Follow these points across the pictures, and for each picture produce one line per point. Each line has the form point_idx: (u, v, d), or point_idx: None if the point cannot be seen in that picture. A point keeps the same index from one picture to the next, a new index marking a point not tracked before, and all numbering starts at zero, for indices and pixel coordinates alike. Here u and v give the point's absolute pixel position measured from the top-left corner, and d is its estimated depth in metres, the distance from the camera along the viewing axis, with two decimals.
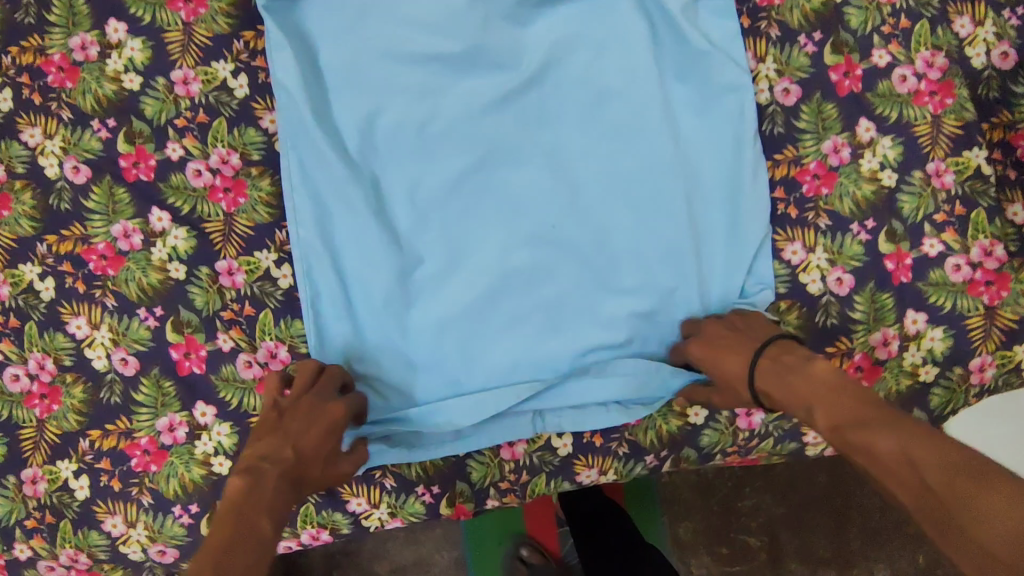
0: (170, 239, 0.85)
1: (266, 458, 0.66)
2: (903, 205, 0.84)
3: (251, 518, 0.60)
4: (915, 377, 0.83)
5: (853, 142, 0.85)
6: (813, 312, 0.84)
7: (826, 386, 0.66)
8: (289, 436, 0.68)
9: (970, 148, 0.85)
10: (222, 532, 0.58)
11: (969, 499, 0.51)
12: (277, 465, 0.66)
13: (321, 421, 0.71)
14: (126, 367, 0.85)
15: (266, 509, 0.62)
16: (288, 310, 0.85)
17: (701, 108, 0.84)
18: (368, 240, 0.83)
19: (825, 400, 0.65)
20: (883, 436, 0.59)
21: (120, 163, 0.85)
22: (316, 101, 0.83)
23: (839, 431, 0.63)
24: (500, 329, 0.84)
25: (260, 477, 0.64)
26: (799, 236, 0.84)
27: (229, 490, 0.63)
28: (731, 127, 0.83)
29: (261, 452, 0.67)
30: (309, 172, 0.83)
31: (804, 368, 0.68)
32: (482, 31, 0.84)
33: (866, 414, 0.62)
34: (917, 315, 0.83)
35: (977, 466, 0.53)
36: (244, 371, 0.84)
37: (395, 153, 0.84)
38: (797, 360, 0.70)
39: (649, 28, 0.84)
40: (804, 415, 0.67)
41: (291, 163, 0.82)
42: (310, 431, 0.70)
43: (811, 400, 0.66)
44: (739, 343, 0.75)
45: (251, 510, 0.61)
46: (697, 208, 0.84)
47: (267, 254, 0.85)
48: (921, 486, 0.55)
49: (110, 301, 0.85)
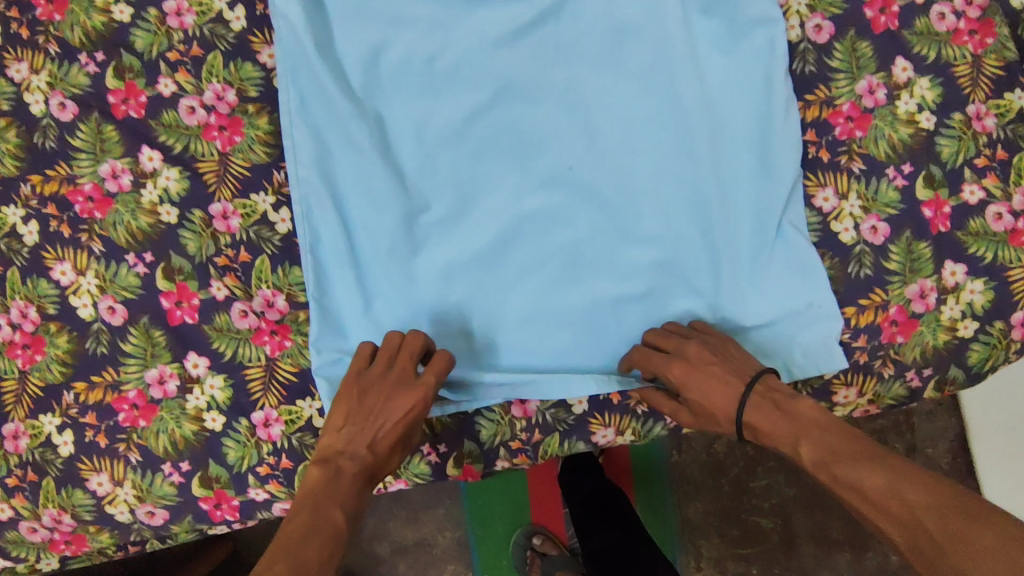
0: (161, 180, 0.80)
1: (342, 452, 0.67)
2: (942, 149, 0.79)
3: (319, 514, 0.61)
4: (953, 332, 0.78)
5: (889, 83, 0.80)
6: (846, 262, 0.79)
7: (807, 423, 0.64)
8: (365, 431, 0.67)
9: (1012, 90, 0.80)
10: (298, 529, 0.59)
11: (962, 545, 0.50)
12: (354, 461, 0.66)
13: (398, 408, 0.68)
14: (114, 316, 0.80)
15: (337, 505, 0.62)
16: (287, 256, 0.80)
17: (728, 43, 0.79)
18: (372, 182, 0.78)
19: (810, 434, 0.63)
20: (873, 475, 0.57)
21: (109, 99, 0.80)
22: (317, 32, 0.78)
23: (824, 467, 0.61)
24: (512, 278, 0.79)
25: (335, 474, 0.65)
26: (831, 182, 0.79)
27: (307, 483, 0.64)
28: (760, 64, 0.78)
29: (339, 444, 0.67)
30: (310, 108, 0.78)
31: (789, 403, 0.65)
32: None
33: (856, 450, 0.60)
34: (956, 267, 0.78)
35: (968, 505, 0.53)
36: (240, 321, 0.79)
37: (402, 88, 0.79)
38: (782, 396, 0.67)
39: None
40: (788, 447, 0.64)
41: (290, 98, 0.77)
42: (385, 425, 0.68)
43: (798, 434, 0.64)
44: (723, 361, 0.71)
45: (322, 505, 0.62)
46: (722, 152, 0.79)
47: (264, 196, 0.80)
48: (915, 527, 0.54)
49: (97, 246, 0.80)
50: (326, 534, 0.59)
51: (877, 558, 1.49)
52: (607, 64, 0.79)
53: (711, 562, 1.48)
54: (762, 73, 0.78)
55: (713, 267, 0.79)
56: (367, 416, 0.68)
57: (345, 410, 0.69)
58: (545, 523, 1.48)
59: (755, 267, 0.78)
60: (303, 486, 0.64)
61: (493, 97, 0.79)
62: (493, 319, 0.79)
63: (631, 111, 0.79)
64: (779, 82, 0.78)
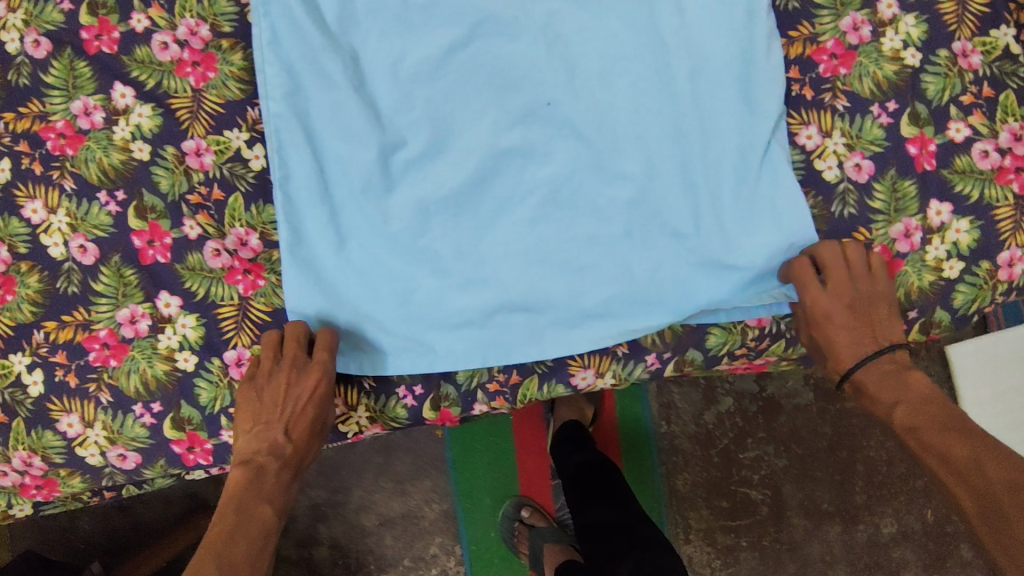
0: (133, 117, 0.79)
1: (261, 449, 0.71)
2: (927, 87, 0.78)
3: (245, 514, 0.67)
4: (939, 273, 0.77)
5: (874, 20, 0.78)
6: (829, 202, 0.78)
7: (902, 390, 0.69)
8: (276, 424, 0.71)
9: (997, 27, 0.79)
10: (224, 524, 0.66)
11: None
12: (272, 455, 0.71)
13: (301, 398, 0.71)
14: (85, 255, 0.78)
15: (260, 503, 0.69)
16: (260, 194, 0.79)
17: None
18: (346, 115, 0.77)
19: (907, 399, 0.69)
20: (960, 446, 0.63)
21: (82, 36, 0.79)
22: None
23: (910, 429, 0.67)
24: (488, 214, 0.78)
25: (256, 472, 0.70)
26: (815, 119, 0.78)
27: (229, 481, 0.70)
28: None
29: (257, 443, 0.71)
30: (281, 41, 0.76)
31: (904, 375, 0.70)
32: None
33: (946, 420, 0.66)
34: (942, 205, 0.77)
35: None
36: (212, 260, 0.78)
37: (378, 18, 0.77)
38: (898, 365, 0.71)
39: None
40: (882, 407, 0.70)
41: (262, 30, 0.76)
42: (296, 414, 0.71)
43: (896, 397, 0.69)
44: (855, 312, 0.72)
45: (247, 504, 0.68)
46: (704, 86, 0.78)
47: (238, 133, 0.79)
48: (985, 491, 0.60)
49: (68, 183, 0.79)
50: (256, 529, 0.67)
51: (868, 531, 1.47)
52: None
53: (700, 534, 1.46)
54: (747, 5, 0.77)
55: (692, 201, 0.77)
56: (272, 412, 0.71)
57: (251, 408, 0.72)
58: (533, 494, 1.47)
59: (736, 205, 0.77)
60: (229, 488, 0.69)
61: (471, 26, 0.78)
62: (471, 256, 0.77)
63: (611, 41, 0.78)
64: (764, 12, 0.76)
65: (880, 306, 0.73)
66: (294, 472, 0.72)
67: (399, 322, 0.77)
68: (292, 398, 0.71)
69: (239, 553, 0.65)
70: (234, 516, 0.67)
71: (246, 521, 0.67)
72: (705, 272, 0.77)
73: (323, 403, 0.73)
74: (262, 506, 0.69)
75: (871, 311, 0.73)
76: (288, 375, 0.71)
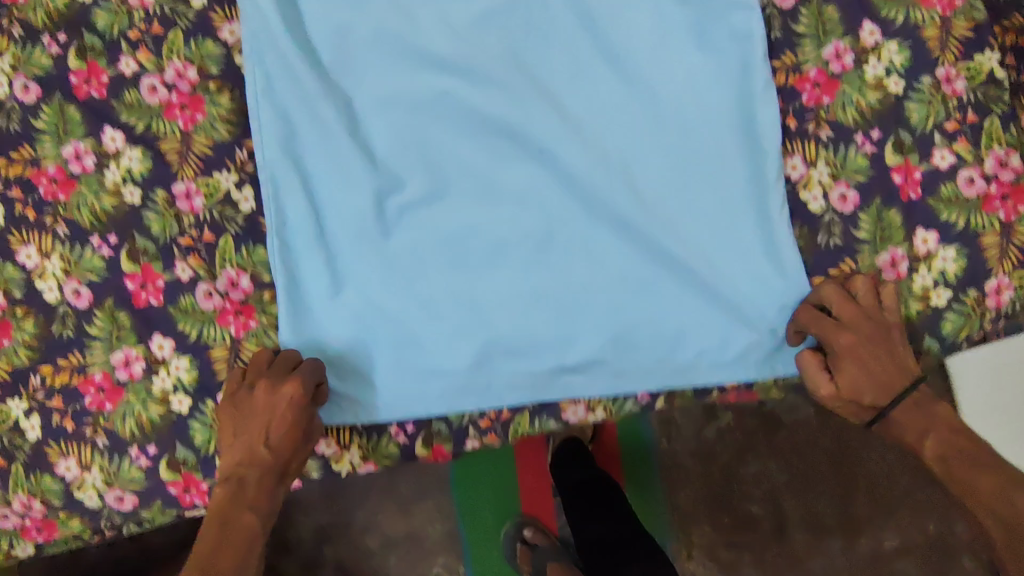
0: (124, 161, 0.80)
1: (242, 460, 0.71)
2: (911, 114, 0.79)
3: (228, 525, 0.68)
4: (926, 301, 0.78)
5: (856, 47, 0.80)
6: (815, 232, 0.79)
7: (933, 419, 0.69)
8: (255, 438, 0.71)
9: (981, 52, 0.79)
10: (210, 536, 0.67)
11: None
12: (253, 467, 0.70)
13: (278, 404, 0.71)
14: (79, 299, 0.79)
15: (242, 512, 0.69)
16: (250, 235, 0.80)
17: (704, 21, 0.78)
18: (342, 156, 0.78)
19: (938, 429, 0.69)
20: (994, 485, 0.65)
21: (71, 80, 0.81)
22: (288, 13, 0.79)
23: (941, 461, 0.68)
24: (481, 250, 0.78)
25: (240, 483, 0.70)
26: (799, 150, 0.79)
27: (213, 497, 0.70)
28: (736, 44, 0.78)
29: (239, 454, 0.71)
30: (276, 89, 0.78)
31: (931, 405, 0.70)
32: None
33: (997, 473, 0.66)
34: (928, 233, 0.78)
35: None
36: (205, 301, 0.79)
37: (368, 61, 0.79)
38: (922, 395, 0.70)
39: None
40: (913, 439, 0.70)
41: (258, 79, 0.78)
42: (275, 428, 0.71)
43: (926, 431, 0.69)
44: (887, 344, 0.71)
45: (230, 514, 0.69)
46: (696, 120, 0.78)
47: (227, 175, 0.80)
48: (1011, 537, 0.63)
49: (62, 229, 0.80)
50: (238, 540, 0.67)
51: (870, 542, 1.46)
52: (574, 27, 0.79)
53: (702, 549, 1.46)
54: (737, 43, 0.78)
55: (682, 234, 0.78)
56: (251, 428, 0.71)
57: (232, 420, 0.72)
58: (536, 514, 1.47)
59: (727, 242, 0.78)
60: (215, 498, 0.70)
61: (459, 62, 0.79)
62: (464, 293, 0.78)
63: (598, 77, 0.79)
64: (753, 52, 0.78)
65: (892, 336, 0.72)
66: (279, 480, 0.72)
67: (396, 360, 0.78)
68: (271, 412, 0.71)
69: (223, 565, 0.66)
70: (219, 529, 0.68)
71: (230, 534, 0.68)
72: (695, 312, 0.78)
73: (303, 408, 0.72)
74: (244, 516, 0.69)
75: (897, 343, 0.72)
76: (266, 388, 0.71)
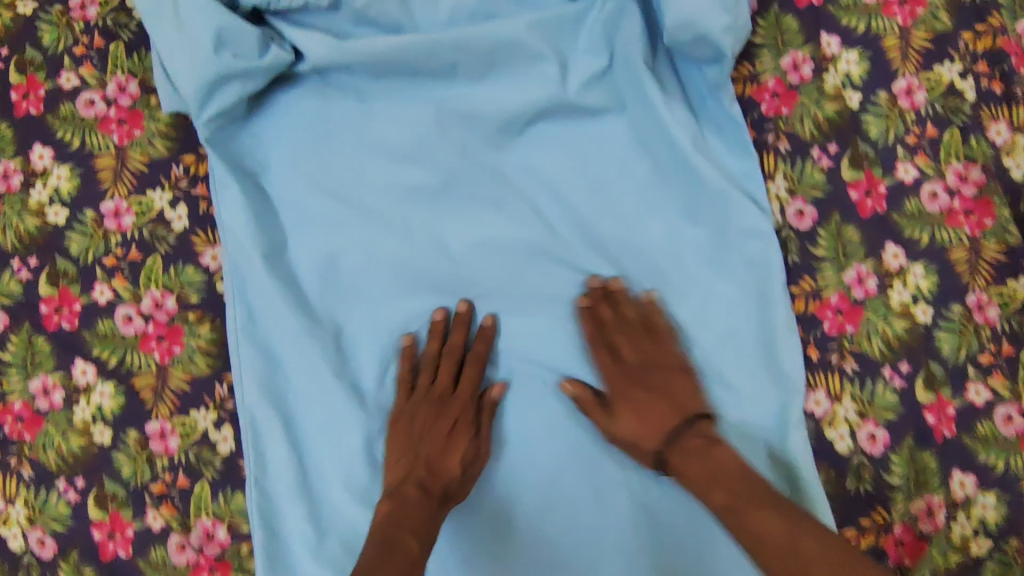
0: (95, 396, 0.75)
1: (417, 460, 0.67)
2: (941, 345, 0.74)
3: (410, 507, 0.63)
4: (966, 553, 0.72)
5: (879, 270, 0.75)
6: (842, 476, 0.73)
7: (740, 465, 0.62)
8: (420, 454, 0.67)
9: (1015, 277, 0.75)
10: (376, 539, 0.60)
11: None
12: (422, 480, 0.65)
13: (446, 427, 0.68)
14: (44, 548, 0.73)
15: (423, 502, 0.64)
16: (227, 480, 0.73)
17: (717, 250, 0.74)
18: (328, 396, 0.72)
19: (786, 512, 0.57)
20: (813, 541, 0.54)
21: (41, 309, 0.76)
22: (271, 243, 0.74)
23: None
24: (488, 511, 0.70)
25: (414, 445, 0.68)
26: (822, 384, 0.73)
27: (379, 511, 0.63)
28: (753, 275, 0.73)
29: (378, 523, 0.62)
30: (259, 324, 0.73)
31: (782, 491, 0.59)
32: (458, 158, 0.75)
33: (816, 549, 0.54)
34: (965, 476, 0.72)
35: None
36: (177, 555, 0.72)
37: (359, 293, 0.74)
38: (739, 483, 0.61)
39: (651, 160, 0.75)
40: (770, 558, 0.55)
41: (237, 313, 0.73)
42: (434, 437, 0.68)
43: (783, 540, 0.55)
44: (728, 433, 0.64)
45: (411, 521, 0.62)
46: (719, 355, 0.72)
47: (204, 413, 0.74)
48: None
49: (26, 470, 0.75)
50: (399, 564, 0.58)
51: None
52: (579, 251, 0.75)
53: None
54: (755, 274, 0.73)
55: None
56: (418, 441, 0.68)
57: (415, 420, 0.70)
58: None
59: None
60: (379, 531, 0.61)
61: (456, 291, 0.74)
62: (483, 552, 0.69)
63: None
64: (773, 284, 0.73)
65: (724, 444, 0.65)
66: (441, 502, 0.65)
67: None
68: (438, 423, 0.69)
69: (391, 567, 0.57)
70: (383, 532, 0.61)
71: (394, 536, 0.60)
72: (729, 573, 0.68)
73: (492, 421, 0.71)
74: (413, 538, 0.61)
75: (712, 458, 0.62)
76: (422, 422, 0.69)
